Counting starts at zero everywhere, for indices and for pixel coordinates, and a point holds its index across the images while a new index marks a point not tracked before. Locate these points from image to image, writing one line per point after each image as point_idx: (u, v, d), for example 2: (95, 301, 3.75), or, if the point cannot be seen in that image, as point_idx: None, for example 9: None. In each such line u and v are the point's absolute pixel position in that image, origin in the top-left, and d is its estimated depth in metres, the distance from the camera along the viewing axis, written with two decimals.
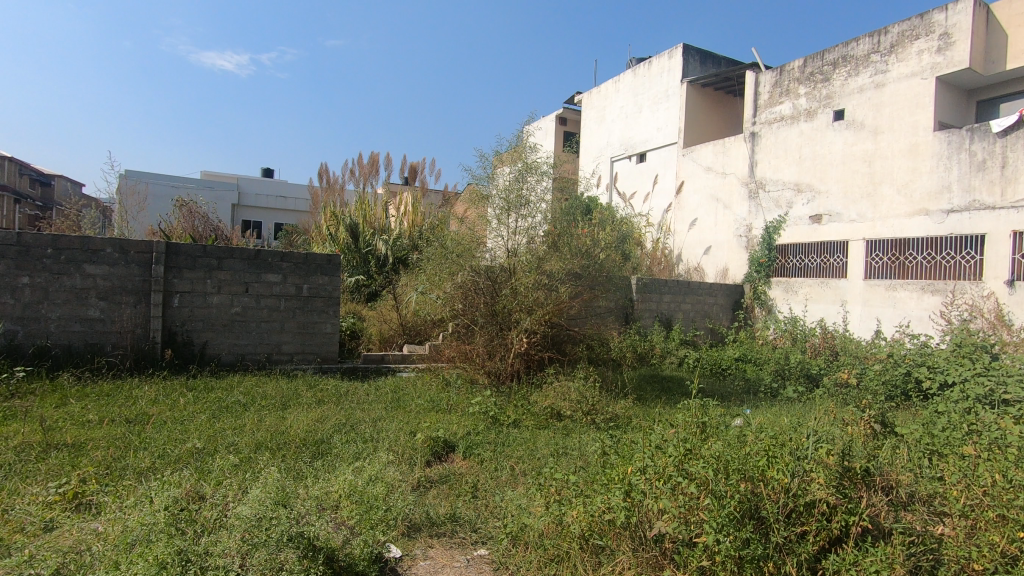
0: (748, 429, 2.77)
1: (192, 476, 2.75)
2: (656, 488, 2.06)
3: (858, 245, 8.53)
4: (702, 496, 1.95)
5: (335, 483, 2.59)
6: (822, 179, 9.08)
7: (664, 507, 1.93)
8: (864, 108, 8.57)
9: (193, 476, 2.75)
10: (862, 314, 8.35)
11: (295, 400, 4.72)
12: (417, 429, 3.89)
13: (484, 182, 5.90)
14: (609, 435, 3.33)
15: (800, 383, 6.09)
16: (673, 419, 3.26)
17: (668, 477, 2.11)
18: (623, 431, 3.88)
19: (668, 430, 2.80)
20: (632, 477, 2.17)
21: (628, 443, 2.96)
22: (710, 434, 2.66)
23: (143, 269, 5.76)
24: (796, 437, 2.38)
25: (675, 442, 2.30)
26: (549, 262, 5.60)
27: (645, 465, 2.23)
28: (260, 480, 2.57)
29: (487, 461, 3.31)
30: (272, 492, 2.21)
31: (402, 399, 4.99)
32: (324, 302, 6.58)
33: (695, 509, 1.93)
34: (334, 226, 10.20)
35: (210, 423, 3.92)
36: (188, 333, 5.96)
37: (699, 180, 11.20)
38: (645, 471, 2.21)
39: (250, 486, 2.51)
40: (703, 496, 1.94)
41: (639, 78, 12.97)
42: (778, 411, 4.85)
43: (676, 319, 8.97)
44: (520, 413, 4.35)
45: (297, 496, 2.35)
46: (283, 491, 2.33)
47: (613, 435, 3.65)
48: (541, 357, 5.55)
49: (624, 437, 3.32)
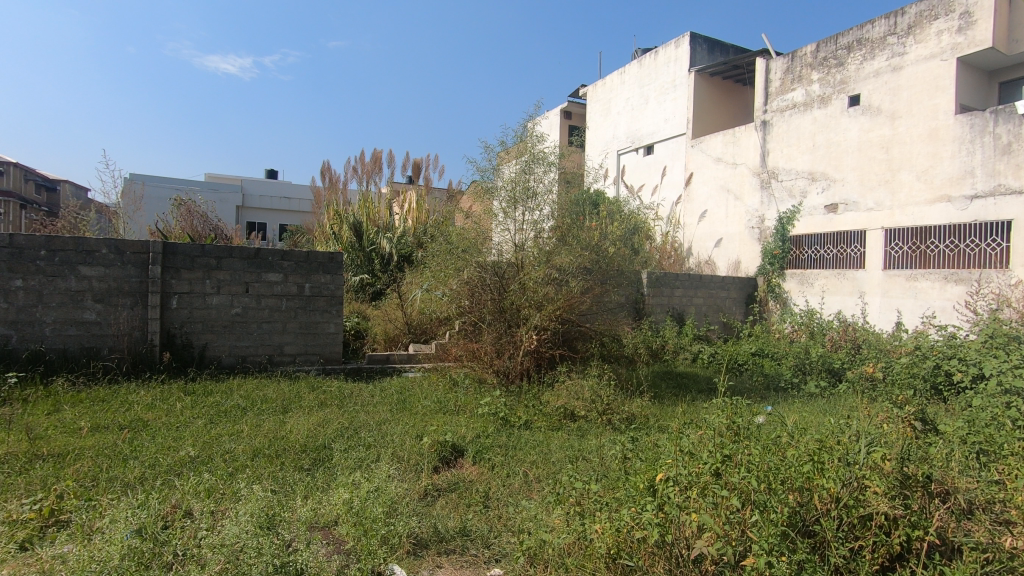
0: (783, 430, 2.55)
1: (181, 489, 2.56)
2: (694, 502, 1.83)
3: (876, 234, 8.26)
4: (747, 510, 1.73)
5: (333, 498, 2.40)
6: (837, 167, 8.81)
7: (707, 525, 1.67)
8: (880, 92, 8.28)
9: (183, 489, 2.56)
10: (882, 306, 8.09)
11: (297, 403, 4.54)
12: (423, 433, 3.69)
13: (490, 174, 5.73)
14: (630, 438, 3.12)
15: (823, 378, 5.85)
16: (698, 421, 3.03)
17: (707, 488, 1.88)
18: (642, 433, 3.66)
19: (695, 433, 2.59)
20: (664, 488, 1.95)
21: (653, 448, 2.74)
22: (743, 436, 2.45)
23: (139, 270, 5.59)
24: (840, 439, 2.16)
25: (709, 447, 2.09)
26: (559, 254, 5.34)
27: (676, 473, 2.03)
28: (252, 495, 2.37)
29: (498, 467, 3.10)
30: (257, 513, 2.02)
31: (408, 401, 4.79)
32: (327, 301, 6.40)
33: (742, 525, 1.71)
34: (337, 224, 10.04)
35: (207, 429, 3.75)
36: (187, 336, 5.79)
37: (709, 171, 10.94)
38: (678, 480, 1.98)
39: (240, 500, 2.32)
40: (748, 510, 1.72)
41: (645, 68, 12.71)
42: (803, 411, 4.61)
43: (688, 313, 8.74)
44: (531, 414, 4.13)
45: (287, 515, 2.16)
46: (273, 509, 2.13)
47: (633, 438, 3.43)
48: (552, 355, 5.33)
49: (647, 441, 3.10)
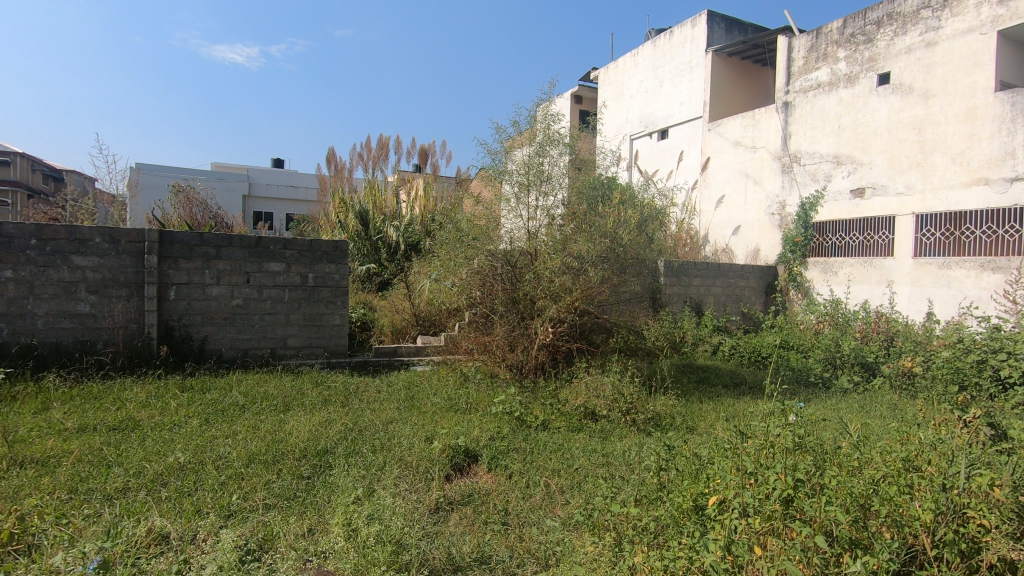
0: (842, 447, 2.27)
1: (166, 509, 2.30)
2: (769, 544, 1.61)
3: (906, 220, 7.85)
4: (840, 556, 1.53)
5: (333, 528, 2.14)
6: (865, 150, 8.40)
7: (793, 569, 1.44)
8: (912, 70, 7.84)
9: (169, 509, 2.30)
10: (911, 295, 7.72)
11: (299, 400, 4.29)
12: (433, 436, 3.42)
13: (500, 157, 5.40)
14: (663, 444, 2.83)
15: (855, 372, 5.53)
16: (739, 427, 2.73)
17: (779, 525, 1.70)
18: (672, 438, 3.37)
19: (741, 446, 2.30)
20: (730, 521, 1.73)
21: (691, 459, 2.47)
22: (800, 450, 2.16)
23: (135, 260, 5.33)
24: (932, 460, 1.95)
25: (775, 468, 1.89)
26: (576, 241, 5.02)
27: (740, 500, 1.78)
28: (238, 529, 2.12)
29: (516, 475, 2.83)
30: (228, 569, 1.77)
31: (417, 398, 4.53)
32: (331, 292, 6.13)
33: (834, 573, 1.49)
34: (342, 212, 9.76)
35: (202, 430, 3.50)
36: (186, 328, 5.54)
37: (727, 155, 10.54)
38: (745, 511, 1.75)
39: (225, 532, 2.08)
40: (842, 556, 1.53)
41: (659, 49, 12.25)
42: (841, 413, 4.30)
43: (706, 303, 8.43)
44: (549, 413, 3.83)
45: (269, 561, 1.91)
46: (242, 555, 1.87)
47: (664, 445, 3.14)
48: (569, 349, 5.03)
49: (681, 449, 2.81)
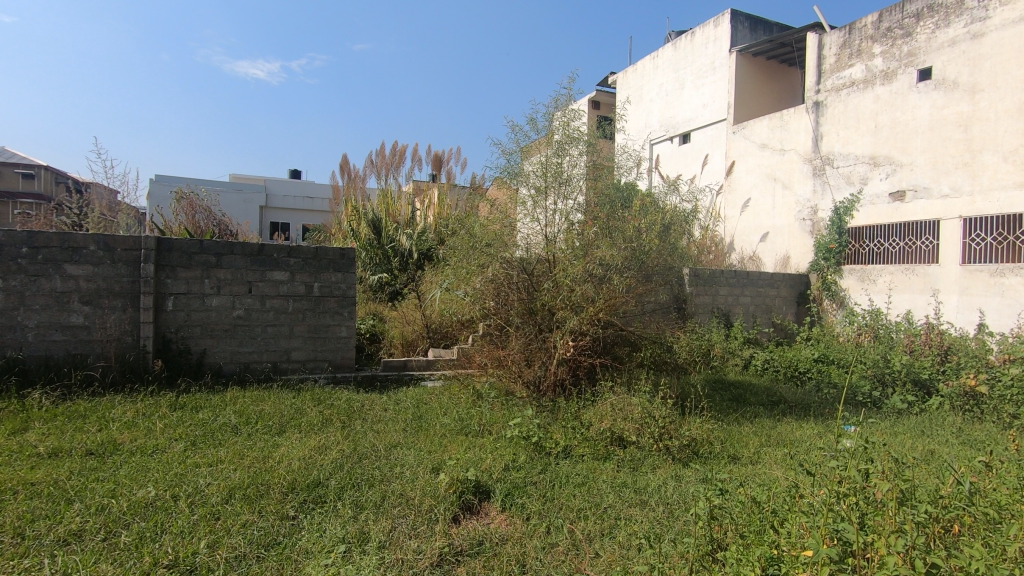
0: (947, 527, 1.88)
1: (118, 570, 1.94)
2: None
3: (952, 224, 7.30)
4: None
5: None
6: (904, 150, 7.88)
7: None
8: (957, 64, 7.33)
9: (115, 573, 1.92)
10: (960, 305, 7.16)
11: (297, 421, 3.94)
12: (441, 466, 3.02)
13: (515, 158, 5.02)
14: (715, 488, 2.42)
15: (909, 391, 5.01)
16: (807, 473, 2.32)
17: None
18: (715, 473, 2.93)
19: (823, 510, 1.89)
20: None
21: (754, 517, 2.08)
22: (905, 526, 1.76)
23: (130, 269, 5.05)
24: None
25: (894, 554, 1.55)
26: (599, 247, 4.62)
27: None
28: None
29: (534, 518, 2.43)
30: None
31: (426, 418, 4.16)
32: (338, 303, 5.80)
33: None
34: (354, 221, 9.49)
35: (185, 456, 3.17)
36: (184, 341, 5.23)
37: (753, 158, 10.08)
38: None
39: None
40: None
41: (680, 51, 11.86)
42: (902, 441, 3.81)
43: (735, 314, 8.00)
44: (571, 438, 3.40)
45: None
46: None
47: (710, 483, 2.70)
48: (591, 365, 4.58)
49: (735, 493, 2.38)
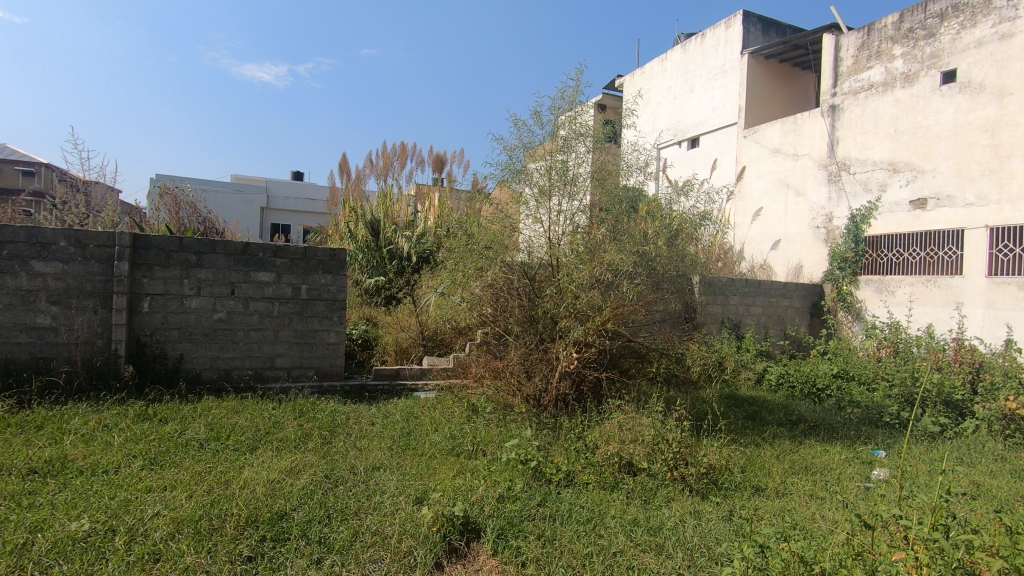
0: None
1: None
2: None
3: (977, 233, 6.93)
4: None
5: None
6: (926, 156, 7.52)
7: None
8: (983, 66, 6.98)
9: None
10: (985, 319, 6.78)
11: (273, 436, 3.58)
12: (425, 497, 2.65)
13: (518, 154, 4.68)
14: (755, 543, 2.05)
15: (941, 412, 4.63)
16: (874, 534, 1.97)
17: None
18: (742, 516, 2.54)
19: None
20: None
21: None
22: None
23: (103, 267, 4.70)
24: None
25: None
26: (607, 249, 4.27)
27: None
28: None
29: (531, 568, 2.06)
30: None
31: (415, 435, 3.79)
32: (327, 306, 5.44)
33: None
34: (351, 222, 9.16)
35: (139, 477, 2.81)
36: (160, 345, 4.88)
37: (765, 163, 9.73)
38: None
39: None
40: None
41: (689, 53, 11.55)
42: (941, 472, 3.44)
43: (745, 325, 7.64)
44: (574, 463, 3.04)
45: None
46: None
47: (740, 530, 2.33)
48: (597, 379, 4.20)
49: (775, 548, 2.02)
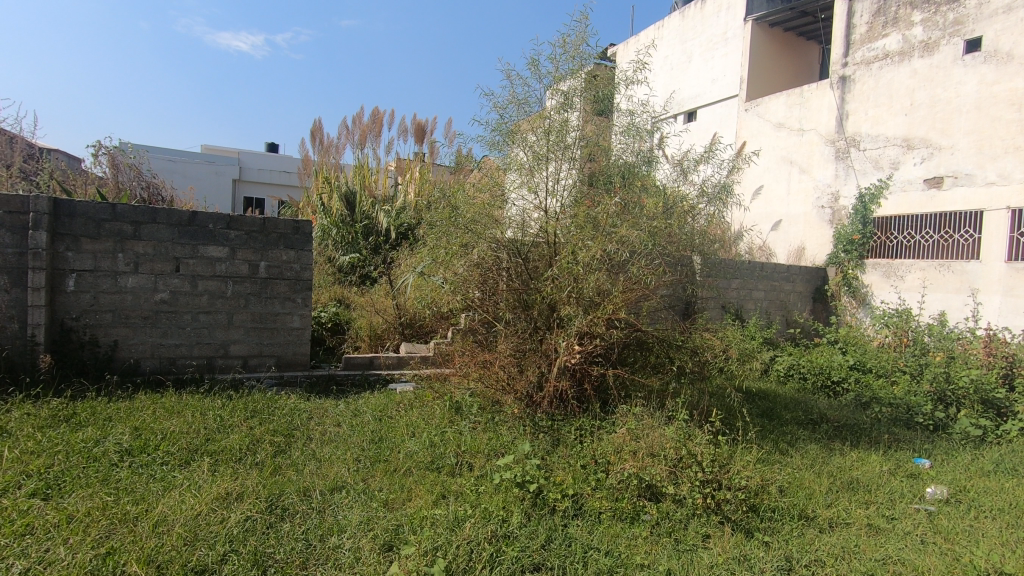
0: None
1: None
2: None
3: (997, 215, 6.48)
4: None
5: None
6: (944, 132, 7.02)
7: None
8: (1012, 33, 6.43)
9: None
10: (1002, 306, 6.37)
11: (212, 445, 2.93)
12: (397, 540, 2.04)
13: (511, 112, 4.00)
14: None
15: (980, 413, 4.19)
16: None
17: None
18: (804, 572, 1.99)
19: None
20: None
21: None
22: None
23: (17, 238, 3.93)
24: None
25: None
26: (616, 225, 3.65)
27: None
28: None
29: None
30: None
31: (387, 442, 3.17)
32: (290, 287, 4.75)
33: None
34: (324, 194, 8.38)
35: (20, 509, 2.16)
36: (89, 331, 4.16)
37: (767, 138, 9.16)
38: None
39: None
40: None
41: (687, 20, 10.82)
42: (1003, 489, 2.96)
43: (747, 310, 7.17)
44: (582, 484, 2.47)
45: None
46: None
47: None
48: (601, 376, 3.61)
49: None
